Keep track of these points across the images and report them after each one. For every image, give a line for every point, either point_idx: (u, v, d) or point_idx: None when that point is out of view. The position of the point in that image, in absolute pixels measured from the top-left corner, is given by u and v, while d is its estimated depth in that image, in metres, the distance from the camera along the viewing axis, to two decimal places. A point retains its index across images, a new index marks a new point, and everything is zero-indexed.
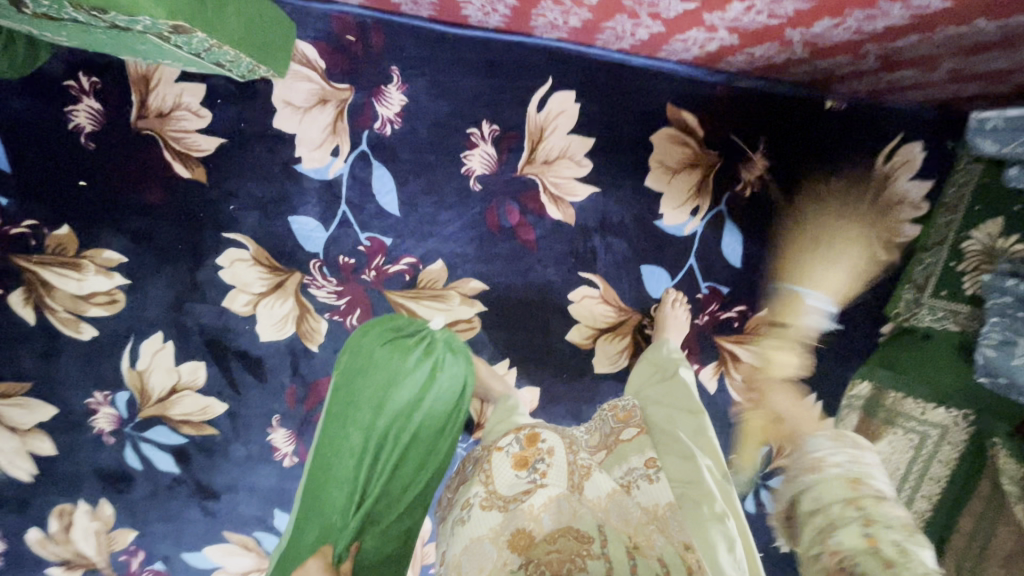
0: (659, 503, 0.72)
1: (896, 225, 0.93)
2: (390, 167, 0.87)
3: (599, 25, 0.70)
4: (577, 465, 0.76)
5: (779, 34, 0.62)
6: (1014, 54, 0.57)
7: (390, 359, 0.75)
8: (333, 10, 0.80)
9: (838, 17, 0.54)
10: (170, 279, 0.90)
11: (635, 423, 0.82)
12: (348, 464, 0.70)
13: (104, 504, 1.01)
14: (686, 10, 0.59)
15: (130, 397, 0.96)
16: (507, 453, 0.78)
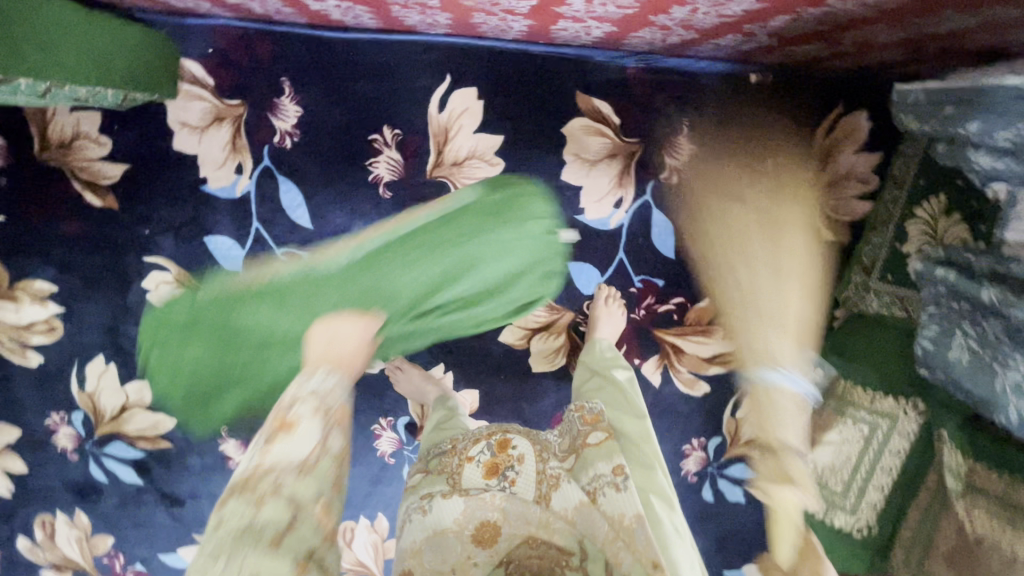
0: (625, 515, 0.66)
1: (842, 203, 0.87)
2: (296, 181, 0.85)
3: (468, 21, 0.67)
4: (546, 475, 0.72)
5: (648, 20, 0.58)
6: (899, 23, 0.52)
7: (507, 215, 0.84)
8: (213, 24, 0.79)
9: (685, 4, 0.51)
10: (101, 304, 0.91)
11: (603, 427, 0.76)
12: (416, 275, 0.82)
13: (80, 513, 1.06)
14: (533, 6, 0.57)
15: (85, 416, 1.00)
16: (477, 462, 0.73)
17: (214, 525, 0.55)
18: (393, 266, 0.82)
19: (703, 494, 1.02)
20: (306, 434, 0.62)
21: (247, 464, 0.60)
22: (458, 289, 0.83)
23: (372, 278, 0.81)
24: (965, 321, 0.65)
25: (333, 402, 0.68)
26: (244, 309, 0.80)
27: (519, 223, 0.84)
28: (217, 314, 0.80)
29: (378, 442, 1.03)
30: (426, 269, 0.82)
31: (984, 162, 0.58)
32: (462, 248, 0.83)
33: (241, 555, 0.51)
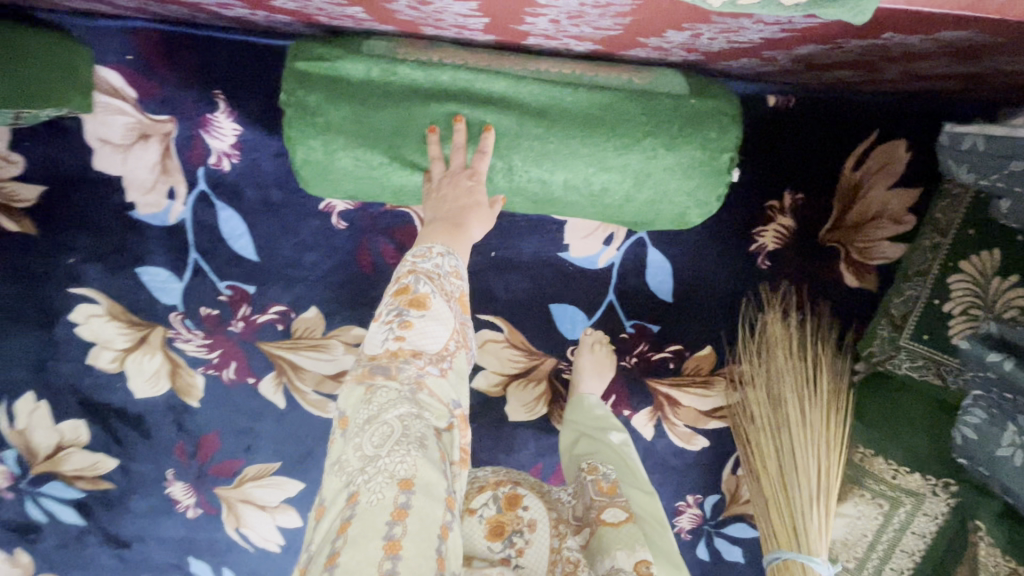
0: None
1: (870, 246, 0.75)
2: (236, 207, 0.76)
3: (420, 29, 0.58)
4: (561, 557, 0.57)
5: (637, 41, 0.49)
6: (954, 55, 0.43)
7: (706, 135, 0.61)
8: (128, 26, 0.69)
9: (685, 30, 0.44)
10: (26, 338, 0.82)
11: (621, 502, 0.62)
12: (579, 158, 0.62)
13: (20, 553, 0.96)
14: (492, 23, 0.51)
15: (18, 454, 0.90)
16: (480, 517, 0.59)
17: (357, 395, 0.47)
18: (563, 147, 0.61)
19: (699, 553, 0.92)
20: (442, 317, 0.50)
21: (379, 340, 0.49)
22: (616, 165, 0.62)
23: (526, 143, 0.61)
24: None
25: (455, 284, 0.54)
26: (348, 76, 0.60)
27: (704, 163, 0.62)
28: (306, 100, 0.60)
29: None
30: (594, 151, 0.62)
31: None
32: (647, 126, 0.60)
33: (404, 451, 0.42)
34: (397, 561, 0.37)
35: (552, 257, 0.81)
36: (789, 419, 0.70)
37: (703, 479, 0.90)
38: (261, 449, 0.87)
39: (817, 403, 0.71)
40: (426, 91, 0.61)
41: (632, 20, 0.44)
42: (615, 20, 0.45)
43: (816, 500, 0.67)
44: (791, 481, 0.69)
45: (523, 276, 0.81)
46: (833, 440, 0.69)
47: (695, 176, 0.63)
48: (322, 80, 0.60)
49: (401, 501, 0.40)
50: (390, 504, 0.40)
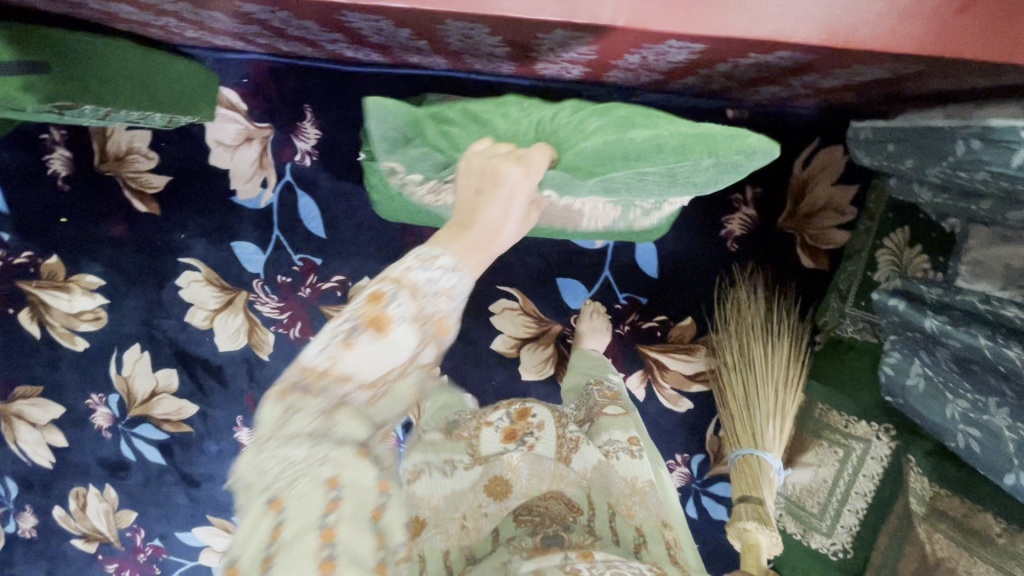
0: (638, 479, 0.68)
1: (821, 231, 0.91)
2: (312, 195, 0.97)
3: (461, 59, 0.78)
4: (566, 438, 0.76)
5: (611, 65, 0.68)
6: (827, 77, 0.57)
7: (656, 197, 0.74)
8: (246, 58, 0.91)
9: (632, 56, 0.61)
10: (140, 298, 1.04)
11: (620, 402, 0.79)
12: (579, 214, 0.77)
13: (109, 488, 1.17)
14: (508, 54, 0.70)
15: (120, 399, 1.11)
16: (496, 427, 0.77)
17: (275, 414, 0.43)
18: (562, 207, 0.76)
19: (687, 509, 1.02)
20: (401, 344, 0.44)
21: (318, 350, 0.44)
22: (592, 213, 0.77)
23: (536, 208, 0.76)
24: (921, 349, 0.69)
25: (441, 304, 0.46)
26: None
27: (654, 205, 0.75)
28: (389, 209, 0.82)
29: None
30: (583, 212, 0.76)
31: (927, 197, 0.62)
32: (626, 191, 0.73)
33: (327, 450, 0.41)
34: (334, 545, 0.38)
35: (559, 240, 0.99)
36: (754, 362, 0.87)
37: (689, 438, 1.01)
38: None
39: (778, 359, 0.87)
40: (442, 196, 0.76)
41: (597, 53, 0.62)
42: (585, 53, 0.63)
43: (773, 420, 0.82)
44: (750, 405, 0.84)
45: (535, 255, 0.99)
46: (788, 380, 0.86)
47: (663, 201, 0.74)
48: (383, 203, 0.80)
49: (331, 495, 0.40)
50: (320, 499, 0.40)
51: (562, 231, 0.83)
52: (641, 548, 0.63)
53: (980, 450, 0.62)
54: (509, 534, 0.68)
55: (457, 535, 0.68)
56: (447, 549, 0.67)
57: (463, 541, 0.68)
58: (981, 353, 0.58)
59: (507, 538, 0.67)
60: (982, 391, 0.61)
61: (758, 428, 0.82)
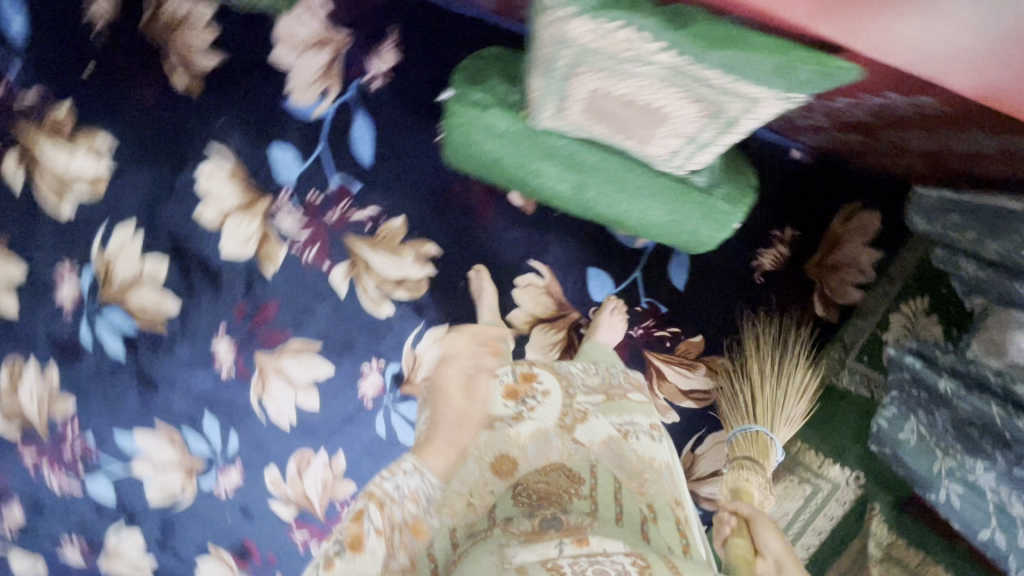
0: (655, 460, 0.79)
1: (840, 285, 0.97)
2: (371, 118, 0.92)
3: None
4: (572, 408, 0.81)
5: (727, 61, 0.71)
6: (933, 135, 0.62)
7: (719, 210, 0.77)
8: None
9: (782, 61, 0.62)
10: (151, 176, 0.96)
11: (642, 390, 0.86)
12: (643, 207, 0.79)
13: (52, 370, 1.08)
14: None
15: (94, 277, 1.02)
16: (501, 382, 0.81)
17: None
18: (632, 197, 0.78)
19: None
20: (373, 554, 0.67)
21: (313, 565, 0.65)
22: (655, 211, 0.79)
23: (607, 189, 0.78)
24: (920, 408, 0.74)
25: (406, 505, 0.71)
26: (509, 97, 0.72)
27: (710, 217, 0.78)
28: (457, 153, 0.80)
29: (362, 382, 1.08)
30: (647, 206, 0.78)
31: (971, 271, 0.68)
32: (698, 198, 0.76)
33: None
34: None
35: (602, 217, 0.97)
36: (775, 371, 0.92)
37: None
38: (309, 327, 1.05)
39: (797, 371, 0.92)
40: (523, 146, 0.75)
41: None
42: None
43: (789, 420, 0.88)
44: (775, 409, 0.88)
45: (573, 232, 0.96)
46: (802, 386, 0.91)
47: (719, 218, 0.78)
48: (461, 148, 0.79)
49: None
50: None
51: (607, 223, 0.85)
52: (649, 522, 0.76)
53: (960, 504, 0.69)
54: (506, 513, 0.77)
55: (461, 513, 0.75)
56: (452, 528, 0.75)
57: (466, 518, 0.76)
58: (991, 419, 0.65)
59: (505, 518, 0.76)
60: (973, 454, 0.68)
61: (779, 420, 0.87)
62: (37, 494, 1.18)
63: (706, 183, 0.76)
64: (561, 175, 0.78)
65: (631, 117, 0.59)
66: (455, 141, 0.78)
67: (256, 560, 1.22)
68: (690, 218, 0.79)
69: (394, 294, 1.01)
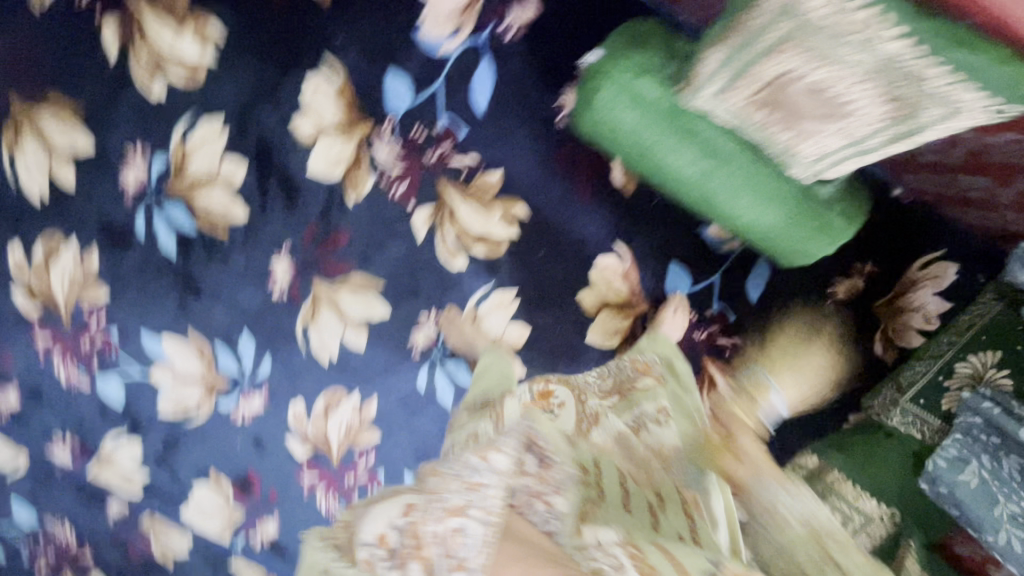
0: (665, 445, 0.81)
1: (902, 328, 1.01)
2: (495, 65, 0.90)
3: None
4: (587, 414, 0.86)
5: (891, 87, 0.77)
6: None
7: (833, 225, 0.79)
8: None
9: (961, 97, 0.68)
10: (254, 75, 0.93)
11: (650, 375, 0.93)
12: (761, 209, 0.79)
13: (93, 255, 1.03)
14: None
15: (165, 166, 0.98)
16: (519, 399, 0.86)
17: None
18: (754, 196, 0.78)
19: None
20: None
21: None
22: (772, 216, 0.79)
23: (733, 184, 0.78)
24: (985, 453, 0.79)
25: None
26: (670, 69, 0.72)
27: (823, 230, 0.80)
28: (592, 116, 0.78)
29: (415, 331, 1.05)
30: (767, 209, 0.78)
31: None
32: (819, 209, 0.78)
33: None
34: None
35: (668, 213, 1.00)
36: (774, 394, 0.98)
37: None
38: (377, 264, 1.02)
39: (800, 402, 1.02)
40: (669, 118, 0.74)
41: None
42: None
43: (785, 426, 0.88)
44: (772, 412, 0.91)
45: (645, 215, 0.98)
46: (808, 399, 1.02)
47: (831, 232, 0.80)
48: (598, 112, 0.77)
49: None
50: None
51: (708, 217, 0.85)
52: (657, 509, 0.71)
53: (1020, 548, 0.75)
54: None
55: None
56: None
57: None
58: None
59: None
60: None
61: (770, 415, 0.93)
62: (40, 383, 1.11)
63: (829, 197, 0.77)
64: (693, 159, 0.77)
65: (814, 107, 0.61)
66: (594, 103, 0.76)
67: (256, 494, 1.17)
68: (792, 229, 0.80)
69: (471, 248, 0.99)
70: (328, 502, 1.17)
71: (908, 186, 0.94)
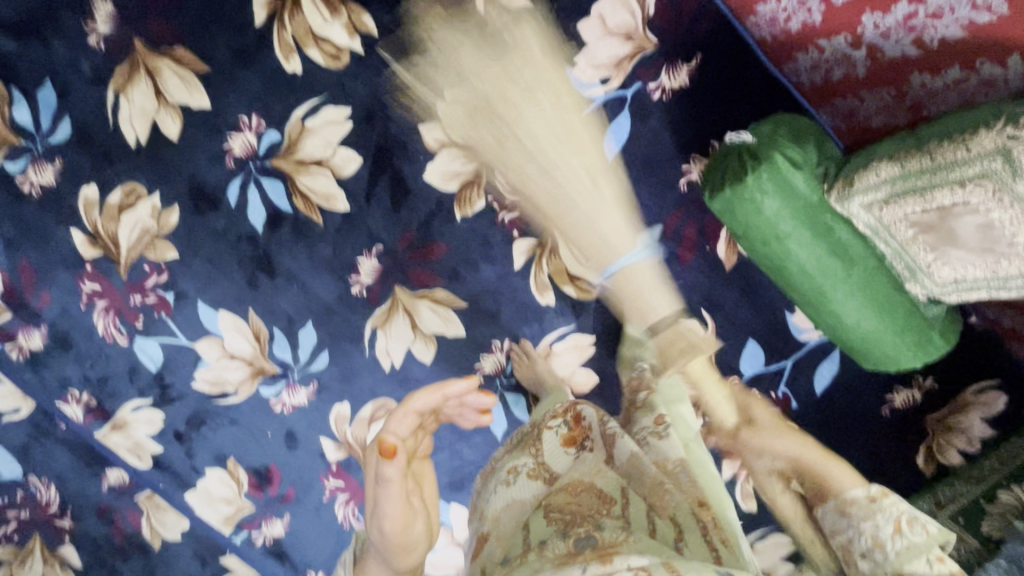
0: (670, 459, 0.71)
1: (944, 445, 1.05)
2: (635, 121, 0.93)
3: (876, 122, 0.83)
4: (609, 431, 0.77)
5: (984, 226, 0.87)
6: None
7: (929, 340, 0.83)
8: None
9: None
10: (395, 75, 0.93)
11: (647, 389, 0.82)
12: (865, 313, 0.82)
13: (173, 212, 0.98)
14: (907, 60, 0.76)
15: (277, 141, 0.95)
16: (555, 432, 0.79)
17: None
18: (863, 299, 0.81)
19: None
20: None
21: None
22: (875, 322, 0.83)
23: (847, 286, 0.81)
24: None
25: None
26: (817, 169, 0.77)
27: (919, 344, 0.83)
28: (727, 196, 0.80)
29: (484, 355, 1.03)
30: (873, 313, 0.82)
31: None
32: (919, 322, 0.82)
33: None
34: None
35: (626, 180, 0.94)
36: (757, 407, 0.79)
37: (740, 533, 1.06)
38: (465, 282, 1.01)
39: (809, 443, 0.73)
40: (804, 215, 0.78)
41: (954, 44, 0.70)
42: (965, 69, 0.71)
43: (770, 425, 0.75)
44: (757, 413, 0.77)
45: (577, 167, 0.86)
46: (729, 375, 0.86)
47: (926, 347, 0.84)
48: (735, 195, 0.80)
49: None
50: None
51: (808, 314, 0.87)
52: (681, 538, 0.64)
53: None
54: (540, 536, 0.64)
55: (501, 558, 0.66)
56: None
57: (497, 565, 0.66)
58: None
59: (539, 543, 0.63)
60: None
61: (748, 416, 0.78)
62: (72, 330, 1.03)
63: (931, 316, 0.82)
64: (817, 255, 0.80)
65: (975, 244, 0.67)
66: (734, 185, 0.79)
67: (272, 491, 1.09)
68: (890, 338, 0.83)
69: (563, 287, 1.01)
70: (346, 512, 1.11)
71: (983, 316, 1.02)
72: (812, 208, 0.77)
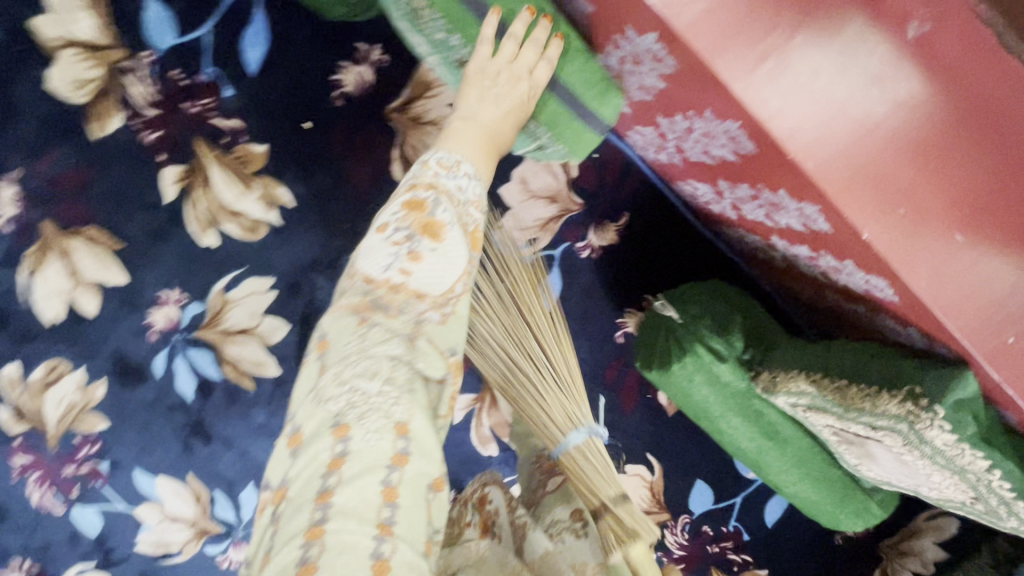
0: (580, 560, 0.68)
1: (899, 568, 1.04)
2: (566, 279, 0.90)
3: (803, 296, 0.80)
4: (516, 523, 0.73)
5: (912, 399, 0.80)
6: None
7: (871, 506, 0.81)
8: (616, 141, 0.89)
9: None
10: (316, 243, 0.90)
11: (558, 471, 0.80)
12: (806, 487, 0.80)
13: (101, 385, 0.94)
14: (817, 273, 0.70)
15: (200, 313, 0.92)
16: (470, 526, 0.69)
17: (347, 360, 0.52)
18: (803, 475, 0.79)
19: None
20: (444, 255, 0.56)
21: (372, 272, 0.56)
22: (818, 495, 0.80)
23: (785, 463, 0.79)
24: None
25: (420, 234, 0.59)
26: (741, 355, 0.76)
27: (862, 510, 0.81)
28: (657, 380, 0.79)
29: None
30: (815, 487, 0.80)
31: None
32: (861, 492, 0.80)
33: (398, 396, 0.50)
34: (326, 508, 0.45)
35: None
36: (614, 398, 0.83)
37: None
38: None
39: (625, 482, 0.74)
40: (733, 402, 0.76)
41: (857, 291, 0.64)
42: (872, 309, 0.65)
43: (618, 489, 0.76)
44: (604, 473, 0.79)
45: (480, 105, 0.66)
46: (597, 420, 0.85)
47: (870, 512, 0.81)
48: (664, 381, 0.78)
49: (400, 447, 0.49)
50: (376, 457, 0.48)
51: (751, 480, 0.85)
52: None
53: None
54: None
55: None
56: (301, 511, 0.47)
57: None
58: None
59: None
60: None
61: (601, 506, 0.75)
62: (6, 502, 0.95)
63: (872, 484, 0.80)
64: (751, 437, 0.78)
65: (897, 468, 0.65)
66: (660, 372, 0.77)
67: None
68: (831, 507, 0.82)
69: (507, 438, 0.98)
70: None
71: None
72: (742, 396, 0.75)
